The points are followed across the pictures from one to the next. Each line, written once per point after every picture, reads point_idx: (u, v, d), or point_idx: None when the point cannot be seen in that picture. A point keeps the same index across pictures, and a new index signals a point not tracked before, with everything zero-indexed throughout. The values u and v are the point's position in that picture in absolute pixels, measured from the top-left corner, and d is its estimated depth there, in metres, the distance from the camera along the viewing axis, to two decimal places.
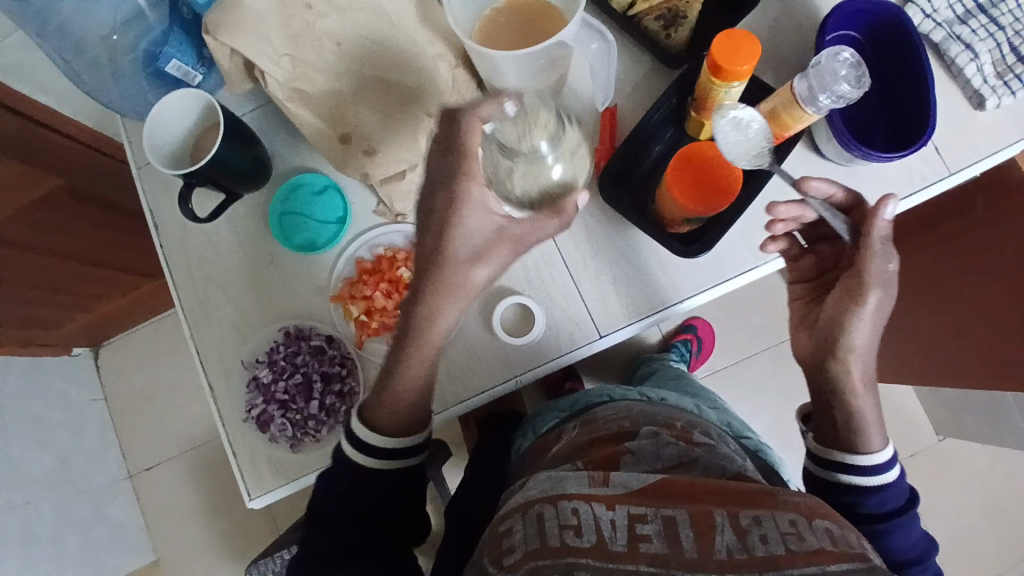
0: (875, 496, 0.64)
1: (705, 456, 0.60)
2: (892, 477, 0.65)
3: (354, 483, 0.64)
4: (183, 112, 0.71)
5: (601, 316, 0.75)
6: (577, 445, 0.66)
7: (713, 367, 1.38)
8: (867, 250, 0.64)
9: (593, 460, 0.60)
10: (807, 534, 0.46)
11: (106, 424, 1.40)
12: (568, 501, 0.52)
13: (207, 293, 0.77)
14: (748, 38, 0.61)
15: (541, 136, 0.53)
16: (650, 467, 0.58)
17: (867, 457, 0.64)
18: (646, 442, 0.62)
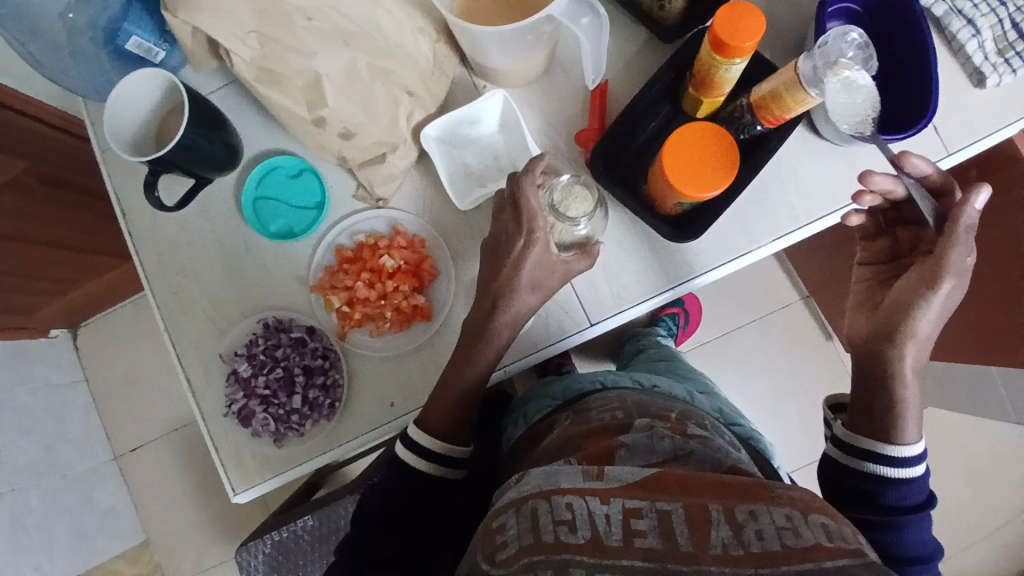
0: (900, 489, 0.62)
1: (700, 447, 0.57)
2: (918, 473, 0.63)
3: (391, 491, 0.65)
4: (145, 94, 0.68)
5: (590, 304, 0.72)
6: (570, 436, 0.62)
7: (699, 341, 1.36)
8: (950, 236, 0.61)
9: (587, 453, 0.57)
10: (803, 529, 0.44)
11: (90, 407, 1.39)
12: (562, 496, 0.48)
13: (181, 281, 0.75)
14: (751, 9, 0.56)
15: (584, 206, 0.63)
16: (645, 460, 0.55)
17: (902, 447, 0.63)
18: (641, 434, 0.58)
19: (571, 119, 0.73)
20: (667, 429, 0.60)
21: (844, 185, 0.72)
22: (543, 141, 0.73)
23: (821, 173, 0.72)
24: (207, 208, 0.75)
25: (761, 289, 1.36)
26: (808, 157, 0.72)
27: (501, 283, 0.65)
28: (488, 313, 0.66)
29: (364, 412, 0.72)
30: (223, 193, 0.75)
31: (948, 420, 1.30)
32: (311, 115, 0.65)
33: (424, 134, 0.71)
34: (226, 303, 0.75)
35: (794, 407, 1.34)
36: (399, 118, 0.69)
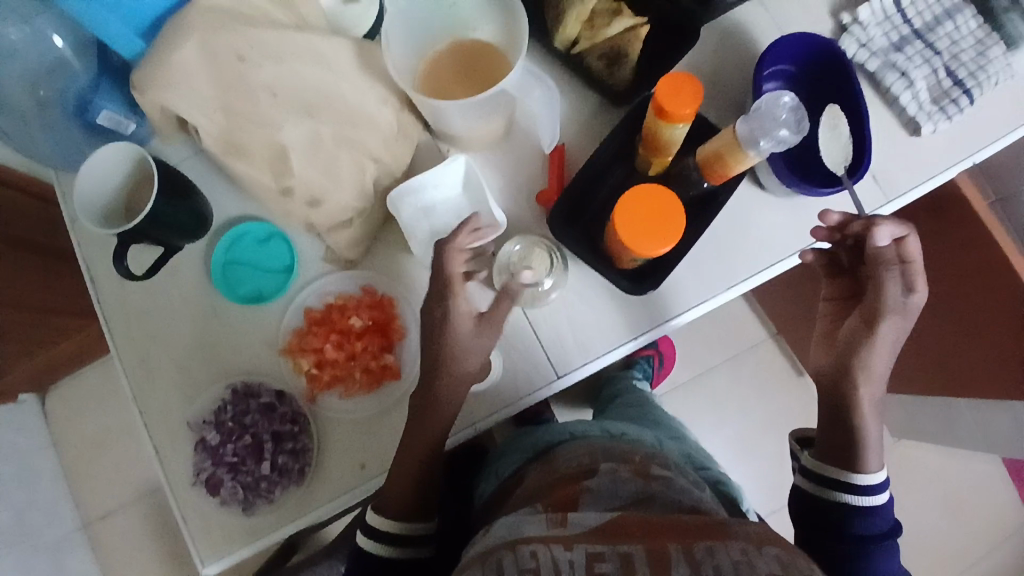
0: (868, 517, 0.63)
1: (662, 491, 0.57)
2: (881, 502, 0.64)
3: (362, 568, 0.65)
4: (115, 167, 0.70)
5: (558, 357, 0.73)
6: (539, 487, 0.63)
7: (675, 382, 1.38)
8: (882, 280, 0.66)
9: (553, 501, 0.57)
10: (757, 561, 0.45)
11: (58, 473, 1.35)
12: (526, 544, 0.48)
13: (149, 347, 0.75)
14: (689, 80, 0.61)
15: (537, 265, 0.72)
16: (608, 503, 0.55)
17: (863, 477, 0.65)
18: (605, 478, 0.59)
19: (532, 179, 0.76)
20: (630, 473, 0.60)
21: (793, 234, 0.75)
22: (505, 201, 0.76)
23: (773, 222, 0.76)
24: (176, 274, 0.76)
25: (731, 327, 1.39)
26: (759, 208, 0.76)
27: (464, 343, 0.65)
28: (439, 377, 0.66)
29: (336, 475, 0.71)
30: (193, 259, 0.76)
31: (923, 450, 1.32)
32: (279, 185, 0.66)
33: (389, 196, 0.72)
34: (195, 370, 0.75)
35: (771, 443, 1.35)
36: (365, 183, 0.71)
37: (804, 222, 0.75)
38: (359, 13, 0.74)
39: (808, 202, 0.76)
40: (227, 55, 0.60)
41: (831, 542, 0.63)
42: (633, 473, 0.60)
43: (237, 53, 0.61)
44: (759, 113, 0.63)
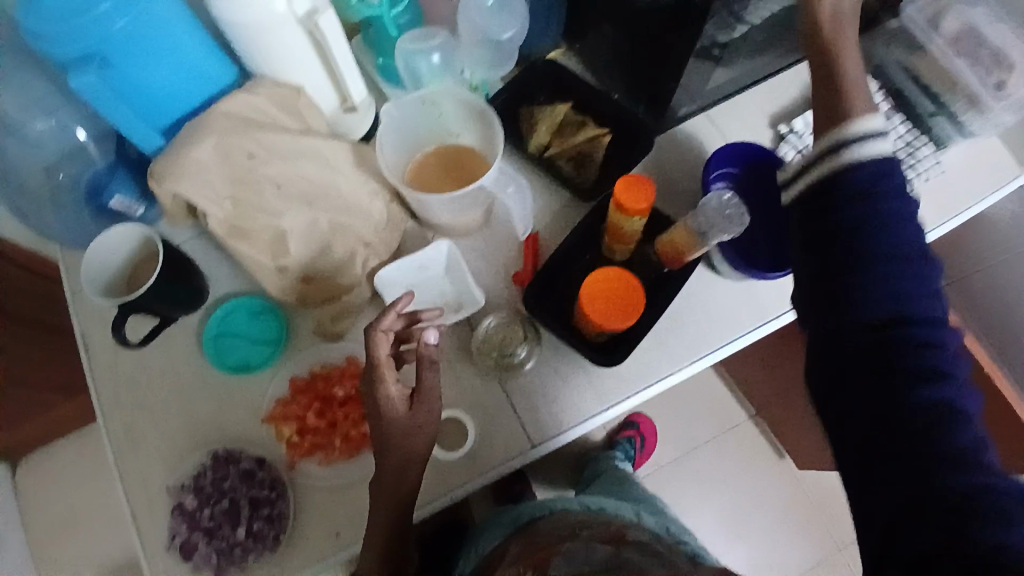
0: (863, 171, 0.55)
1: (631, 556, 0.61)
2: (889, 172, 0.54)
3: None
4: (121, 246, 0.76)
5: (532, 427, 0.78)
6: (519, 554, 0.66)
7: (657, 463, 1.41)
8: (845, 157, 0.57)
9: (531, 563, 0.61)
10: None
11: (17, 554, 1.30)
12: None
13: (135, 415, 0.78)
14: (644, 181, 0.73)
15: (518, 344, 0.80)
16: (580, 564, 0.59)
17: (864, 147, 0.56)
18: (579, 545, 0.63)
19: (507, 263, 0.84)
20: (605, 541, 0.65)
21: (744, 314, 0.84)
22: (483, 281, 0.84)
23: (729, 304, 0.84)
24: (170, 346, 0.81)
25: (707, 406, 1.45)
26: (713, 291, 0.84)
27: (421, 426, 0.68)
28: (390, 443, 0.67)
29: (313, 542, 0.73)
30: (188, 331, 0.81)
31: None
32: (275, 264, 0.74)
33: (377, 275, 0.78)
34: (179, 437, 0.77)
35: (752, 524, 1.38)
36: (356, 264, 0.78)
37: (755, 303, 0.84)
38: (356, 120, 0.83)
39: (758, 285, 0.85)
40: (237, 152, 0.70)
41: (875, 265, 0.51)
42: (608, 541, 0.65)
43: (247, 151, 0.70)
44: (708, 209, 0.75)
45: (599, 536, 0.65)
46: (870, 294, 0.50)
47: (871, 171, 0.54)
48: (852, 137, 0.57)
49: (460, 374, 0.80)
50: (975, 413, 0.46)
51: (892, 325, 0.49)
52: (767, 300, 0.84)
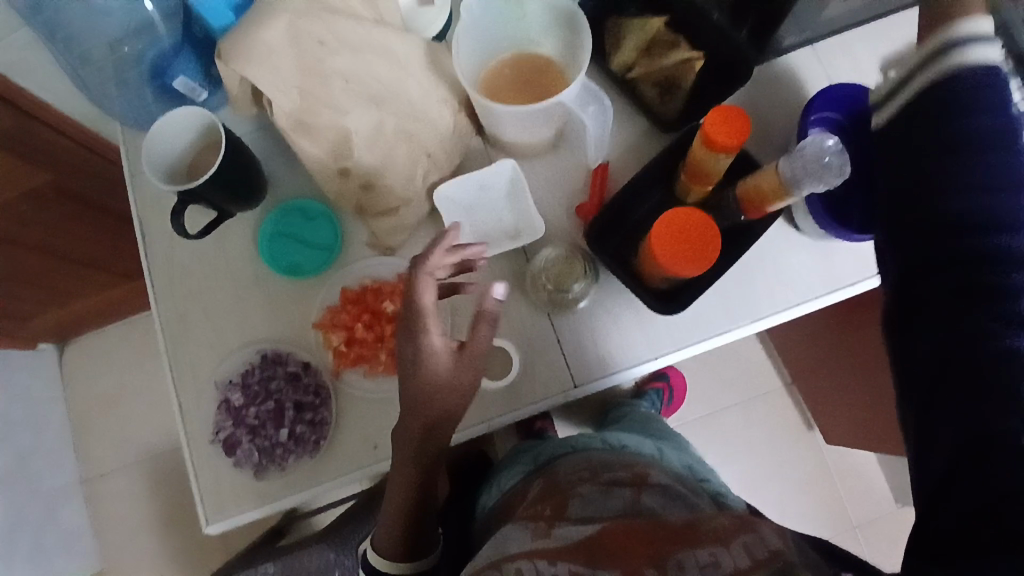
0: (983, 116, 0.56)
1: (651, 504, 0.56)
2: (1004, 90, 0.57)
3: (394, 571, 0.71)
4: (183, 131, 0.74)
5: (579, 366, 0.75)
6: (537, 496, 0.64)
7: (685, 418, 1.39)
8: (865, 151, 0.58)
9: (548, 507, 0.58)
10: (723, 557, 0.45)
11: (64, 424, 1.38)
12: (512, 562, 0.49)
13: (186, 306, 0.78)
14: (739, 116, 0.65)
15: (575, 281, 0.75)
16: (597, 512, 0.55)
17: (980, 53, 0.58)
18: (596, 490, 0.59)
19: (572, 193, 0.79)
20: (623, 484, 0.60)
21: (818, 276, 0.78)
22: (546, 209, 0.79)
23: (801, 263, 0.78)
24: (222, 240, 0.80)
25: (744, 368, 1.40)
26: (787, 248, 0.78)
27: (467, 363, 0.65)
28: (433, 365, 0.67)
29: (349, 451, 0.74)
30: (240, 227, 0.80)
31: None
32: (337, 165, 0.70)
33: (436, 192, 0.75)
34: (227, 332, 0.78)
35: (775, 487, 1.36)
36: (415, 176, 0.74)
37: (832, 265, 0.78)
38: (432, 16, 0.77)
39: (837, 247, 0.78)
40: (309, 38, 0.62)
41: (955, 191, 0.55)
42: (627, 483, 0.60)
43: (320, 39, 0.63)
44: (802, 156, 0.64)
45: (619, 479, 0.62)
46: (949, 223, 0.54)
47: (975, 81, 0.57)
48: (962, 36, 0.59)
49: (509, 304, 0.77)
50: None
51: (984, 247, 0.52)
52: (844, 264, 0.78)
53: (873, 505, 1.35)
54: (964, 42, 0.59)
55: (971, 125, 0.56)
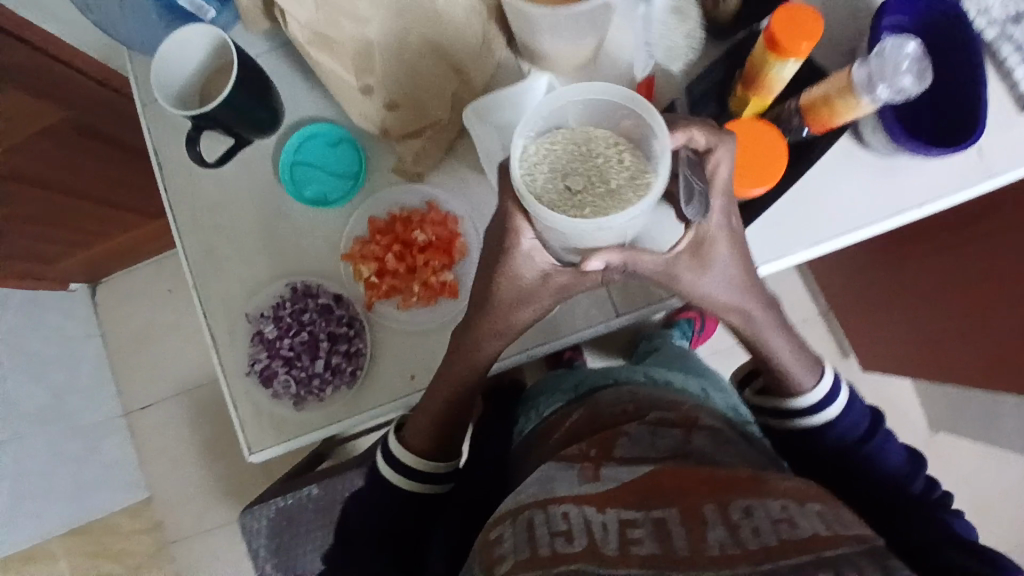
0: (834, 432, 0.66)
1: (703, 447, 0.54)
2: (850, 398, 0.68)
3: (384, 500, 0.74)
4: (193, 51, 0.68)
5: (618, 296, 0.73)
6: (580, 431, 0.62)
7: (713, 348, 1.35)
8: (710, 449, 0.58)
9: (591, 443, 0.56)
10: (799, 519, 0.43)
11: (102, 360, 1.41)
12: (558, 506, 0.49)
13: (211, 240, 0.76)
14: (808, 11, 0.58)
15: None
16: (647, 451, 0.54)
17: (802, 399, 0.66)
18: (644, 428, 0.57)
19: None
20: (672, 424, 0.58)
21: (881, 199, 0.72)
22: None
23: (864, 183, 0.72)
24: (244, 170, 0.76)
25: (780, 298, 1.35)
26: (849, 167, 0.73)
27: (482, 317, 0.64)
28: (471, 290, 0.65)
29: (384, 381, 0.73)
30: (260, 156, 0.76)
31: (950, 447, 1.30)
32: (359, 84, 0.65)
33: (467, 107, 0.69)
34: (256, 264, 0.75)
35: None
36: (444, 93, 0.69)
37: (895, 184, 0.72)
38: None
39: (903, 166, 0.72)
40: None
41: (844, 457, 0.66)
42: (678, 423, 0.58)
43: None
44: (880, 61, 0.59)
45: (668, 416, 0.60)
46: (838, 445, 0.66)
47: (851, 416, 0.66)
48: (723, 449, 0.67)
49: None
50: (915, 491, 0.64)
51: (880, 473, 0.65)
52: (910, 182, 0.72)
53: (911, 434, 1.31)
54: (790, 385, 0.67)
55: (830, 443, 0.66)
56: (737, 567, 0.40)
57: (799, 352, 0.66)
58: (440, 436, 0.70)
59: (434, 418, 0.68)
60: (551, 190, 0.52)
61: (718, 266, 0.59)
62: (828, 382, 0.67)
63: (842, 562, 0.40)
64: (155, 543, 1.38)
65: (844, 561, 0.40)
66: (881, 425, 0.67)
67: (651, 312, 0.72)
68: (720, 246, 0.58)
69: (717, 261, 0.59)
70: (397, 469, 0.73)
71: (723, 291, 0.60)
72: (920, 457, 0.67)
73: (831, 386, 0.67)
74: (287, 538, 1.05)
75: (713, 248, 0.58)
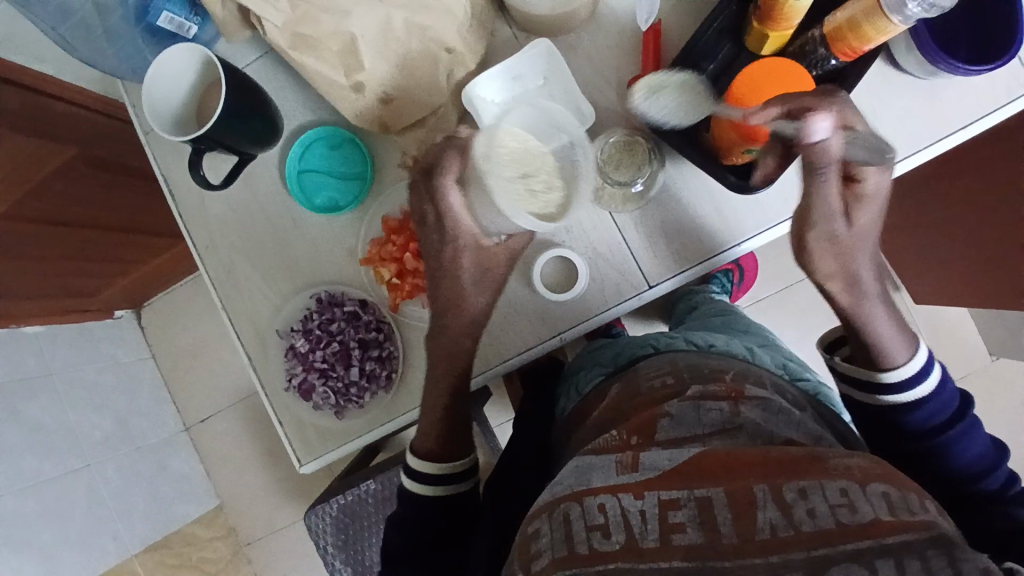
0: (918, 412, 0.58)
1: (752, 419, 0.52)
2: (940, 378, 0.60)
3: (415, 515, 0.66)
4: (181, 72, 0.67)
5: (648, 264, 0.69)
6: (619, 411, 0.60)
7: (755, 297, 1.28)
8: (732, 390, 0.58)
9: (630, 426, 0.54)
10: (859, 503, 0.41)
11: (157, 380, 1.44)
12: (593, 497, 0.46)
13: (231, 261, 0.75)
14: None
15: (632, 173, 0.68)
16: (689, 432, 0.51)
17: (892, 373, 0.59)
18: (686, 405, 0.55)
19: (621, 67, 0.69)
20: (716, 398, 0.55)
21: (925, 123, 0.66)
22: (592, 94, 0.70)
23: (902, 110, 0.66)
24: (251, 186, 0.75)
25: None
26: (888, 93, 0.66)
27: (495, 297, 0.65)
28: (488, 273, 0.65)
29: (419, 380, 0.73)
30: (265, 170, 0.74)
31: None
32: (350, 82, 0.62)
33: (465, 90, 0.66)
34: (279, 280, 0.75)
35: None
36: (438, 76, 0.65)
37: (935, 107, 0.66)
38: None
39: (946, 84, 0.66)
40: None
41: (924, 445, 0.58)
42: (723, 397, 0.55)
43: None
44: None
45: (711, 390, 0.57)
46: (921, 434, 0.58)
47: (937, 404, 0.59)
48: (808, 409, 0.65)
49: None
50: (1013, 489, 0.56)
51: (965, 467, 0.57)
52: (952, 102, 0.66)
53: (977, 362, 1.24)
54: (881, 357, 0.61)
55: (911, 425, 0.59)
56: (790, 555, 0.39)
57: (896, 325, 0.62)
58: (452, 435, 0.68)
59: (438, 419, 0.68)
60: (528, 203, 0.59)
61: (863, 224, 0.62)
62: (920, 358, 0.60)
63: (906, 551, 0.37)
64: (232, 547, 1.44)
65: (908, 551, 0.37)
66: (971, 410, 0.59)
67: (703, 268, 0.69)
68: (873, 204, 0.62)
69: (865, 221, 0.62)
70: (421, 477, 0.67)
71: (857, 249, 0.63)
72: (1004, 450, 0.59)
73: (922, 360, 0.60)
74: (353, 533, 1.08)
75: (863, 208, 0.62)
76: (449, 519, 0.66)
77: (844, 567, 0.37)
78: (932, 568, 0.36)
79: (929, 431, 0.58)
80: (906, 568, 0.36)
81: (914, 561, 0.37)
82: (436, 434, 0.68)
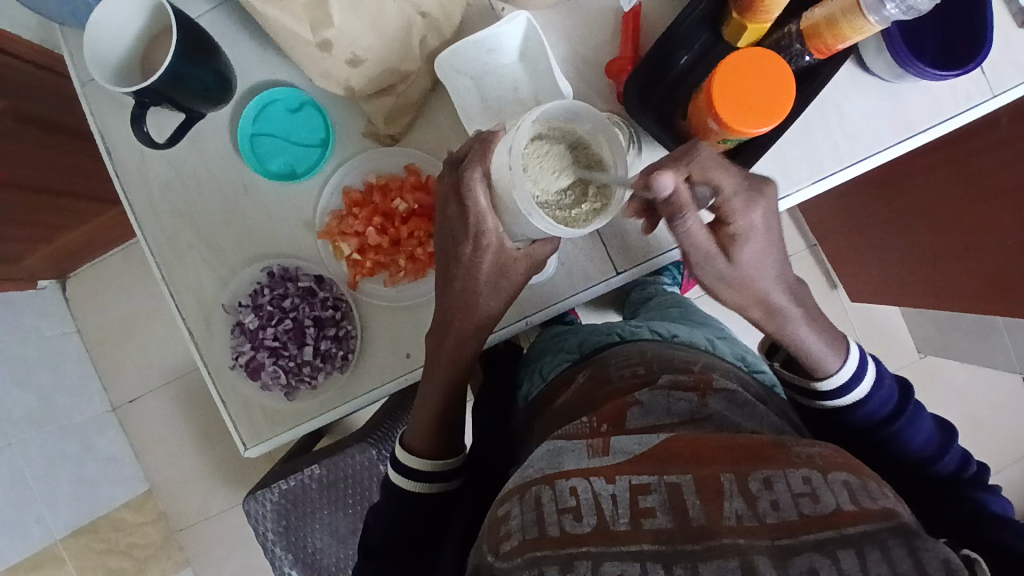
0: (863, 407, 0.59)
1: (720, 410, 0.53)
2: (879, 373, 0.61)
3: (397, 510, 0.63)
4: (129, 16, 0.61)
5: (618, 251, 0.69)
6: (587, 397, 0.60)
7: (704, 290, 1.29)
8: (705, 377, 0.58)
9: (600, 414, 0.53)
10: (823, 492, 0.41)
11: (83, 356, 1.33)
12: (565, 480, 0.45)
13: (176, 228, 0.69)
14: None
15: None
16: (659, 421, 0.51)
17: (826, 382, 0.60)
18: (657, 393, 0.55)
19: (598, 47, 0.68)
20: (686, 388, 0.56)
21: (889, 123, 0.68)
22: (570, 71, 0.68)
23: (867, 110, 0.68)
24: (199, 146, 0.69)
25: None
26: (856, 94, 0.68)
27: (462, 286, 0.62)
28: (458, 256, 0.61)
29: (379, 362, 0.69)
30: (216, 129, 0.69)
31: (942, 368, 1.31)
32: (316, 38, 0.59)
33: (439, 59, 0.64)
34: (226, 249, 0.69)
35: None
36: (411, 42, 0.62)
37: (900, 109, 0.68)
38: None
39: (911, 88, 0.68)
40: None
41: (870, 432, 0.59)
42: (692, 387, 0.56)
43: None
44: None
45: (682, 380, 0.57)
46: (867, 424, 0.59)
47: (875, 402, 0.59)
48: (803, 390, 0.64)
49: None
50: (969, 470, 0.57)
51: (920, 452, 0.58)
52: (915, 103, 0.68)
53: (899, 358, 1.31)
54: (814, 369, 0.61)
55: (858, 417, 0.60)
56: (756, 540, 0.39)
57: (827, 337, 0.60)
58: (440, 435, 0.66)
59: (421, 407, 0.66)
60: (555, 200, 0.52)
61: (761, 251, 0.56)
62: (852, 362, 0.60)
63: (867, 541, 0.38)
64: (163, 533, 1.35)
65: (870, 540, 0.38)
66: (912, 398, 0.60)
67: (654, 264, 0.69)
68: (753, 245, 0.54)
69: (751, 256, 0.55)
70: (409, 475, 0.64)
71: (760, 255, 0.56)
72: (954, 430, 0.60)
73: (856, 361, 0.60)
74: (295, 518, 1.03)
75: (744, 247, 0.54)
76: (430, 521, 0.63)
77: (806, 556, 0.38)
78: (891, 558, 0.37)
79: (875, 423, 0.59)
80: (867, 556, 0.37)
81: (875, 550, 0.37)
82: (419, 427, 0.66)
